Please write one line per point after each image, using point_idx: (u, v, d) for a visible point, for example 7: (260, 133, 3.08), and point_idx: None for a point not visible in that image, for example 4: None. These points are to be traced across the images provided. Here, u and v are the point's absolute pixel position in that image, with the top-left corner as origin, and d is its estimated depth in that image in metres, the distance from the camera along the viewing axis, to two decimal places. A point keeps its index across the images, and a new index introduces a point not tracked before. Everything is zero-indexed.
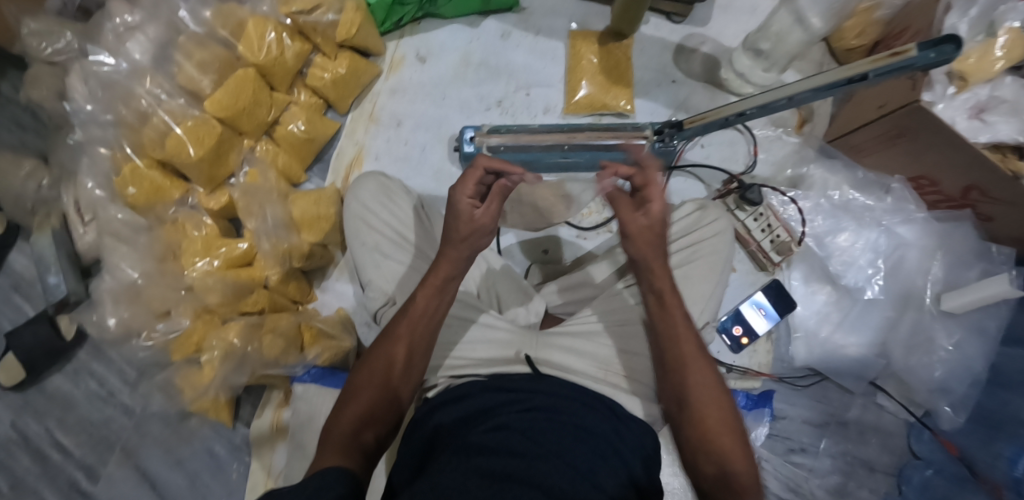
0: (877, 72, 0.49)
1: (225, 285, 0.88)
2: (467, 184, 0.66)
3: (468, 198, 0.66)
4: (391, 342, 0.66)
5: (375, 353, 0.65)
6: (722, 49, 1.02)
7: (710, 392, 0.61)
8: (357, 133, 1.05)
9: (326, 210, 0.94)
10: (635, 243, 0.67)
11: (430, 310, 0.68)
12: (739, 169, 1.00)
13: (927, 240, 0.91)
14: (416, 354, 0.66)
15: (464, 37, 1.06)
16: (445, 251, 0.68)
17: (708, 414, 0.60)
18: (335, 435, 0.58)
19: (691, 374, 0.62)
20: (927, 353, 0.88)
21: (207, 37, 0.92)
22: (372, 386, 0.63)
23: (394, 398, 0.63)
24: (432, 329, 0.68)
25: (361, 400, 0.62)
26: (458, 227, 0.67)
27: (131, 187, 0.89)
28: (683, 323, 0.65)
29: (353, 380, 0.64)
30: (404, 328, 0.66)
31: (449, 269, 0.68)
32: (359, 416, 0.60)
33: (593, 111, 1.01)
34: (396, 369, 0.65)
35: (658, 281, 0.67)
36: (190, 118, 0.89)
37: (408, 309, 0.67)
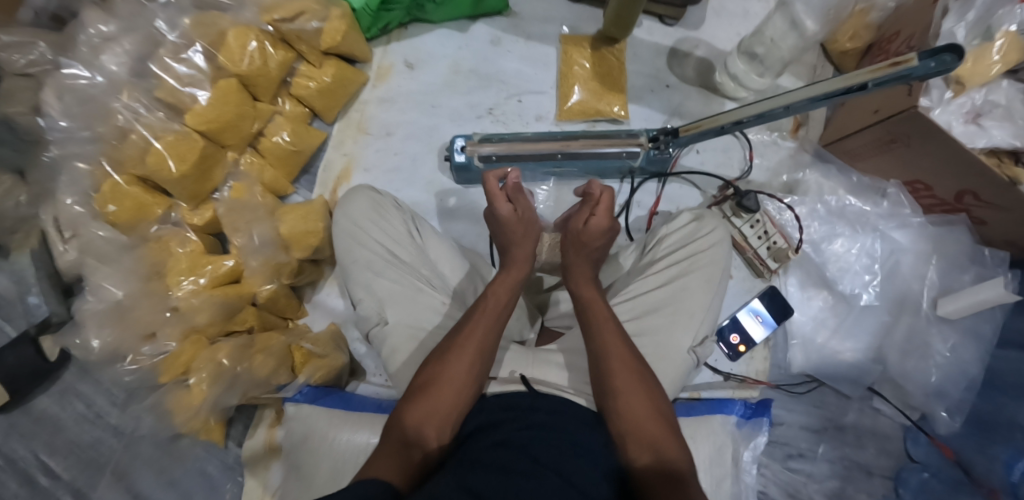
0: (874, 82, 0.50)
1: (213, 304, 0.86)
2: (496, 198, 0.79)
3: (508, 209, 0.78)
4: (467, 332, 0.70)
5: (445, 350, 0.69)
6: (716, 53, 1.01)
7: (640, 380, 0.67)
8: (346, 143, 1.01)
9: (315, 225, 0.92)
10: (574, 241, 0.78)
11: (501, 308, 0.74)
12: (734, 175, 0.98)
13: (921, 245, 0.90)
14: (485, 353, 0.69)
15: (453, 43, 1.04)
16: (513, 260, 0.78)
17: (635, 405, 0.65)
18: (397, 430, 0.63)
19: (617, 366, 0.68)
20: (922, 357, 0.87)
21: (186, 48, 0.88)
22: (451, 384, 0.66)
23: (458, 392, 0.66)
24: (500, 322, 0.72)
25: (438, 397, 0.65)
26: (512, 228, 0.78)
27: (112, 204, 0.87)
28: (609, 323, 0.72)
29: (427, 372, 0.67)
30: (477, 325, 0.71)
31: (516, 275, 0.78)
32: (423, 411, 0.64)
33: (587, 118, 0.99)
34: (461, 369, 0.67)
35: (582, 291, 0.76)
36: (170, 132, 0.86)
37: (483, 307, 0.73)
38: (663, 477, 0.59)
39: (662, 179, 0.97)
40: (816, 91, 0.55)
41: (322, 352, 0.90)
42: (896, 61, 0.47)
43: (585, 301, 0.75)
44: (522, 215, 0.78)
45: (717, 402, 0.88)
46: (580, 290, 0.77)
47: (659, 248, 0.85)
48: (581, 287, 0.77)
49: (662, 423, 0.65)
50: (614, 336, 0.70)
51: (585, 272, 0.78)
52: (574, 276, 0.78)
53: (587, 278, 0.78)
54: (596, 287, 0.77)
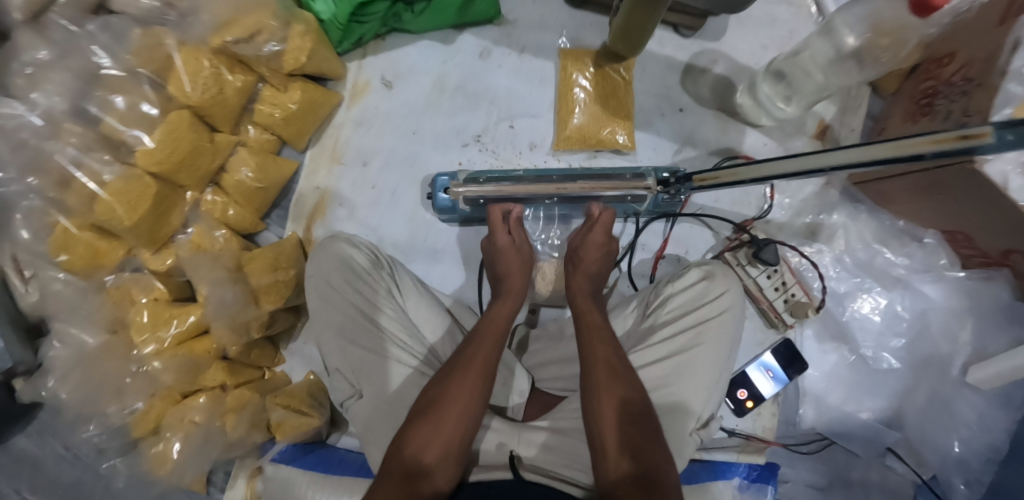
0: (934, 155, 0.39)
1: (177, 364, 0.81)
2: (497, 228, 0.80)
3: (508, 238, 0.79)
4: (469, 354, 0.67)
5: (448, 372, 0.65)
6: (736, 69, 0.88)
7: (633, 390, 0.64)
8: (319, 174, 0.92)
9: (285, 273, 0.84)
10: (576, 264, 0.79)
11: (503, 331, 0.71)
12: (752, 213, 0.88)
13: (954, 302, 0.81)
14: (490, 375, 0.65)
15: (437, 57, 0.91)
16: (509, 289, 0.76)
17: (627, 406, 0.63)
18: (402, 451, 0.60)
19: (603, 372, 0.65)
20: (946, 425, 0.80)
21: (131, 79, 0.78)
22: (455, 407, 0.62)
23: (464, 408, 0.62)
24: (501, 341, 0.70)
25: (444, 420, 0.61)
26: (511, 258, 0.78)
27: (64, 253, 0.80)
28: (600, 332, 0.70)
29: (428, 394, 0.64)
30: (480, 348, 0.67)
31: (512, 304, 0.75)
32: (426, 432, 0.60)
33: (587, 148, 0.87)
34: (465, 393, 0.63)
35: (578, 302, 0.74)
36: (116, 175, 0.76)
37: (485, 328, 0.70)
38: (639, 487, 0.56)
39: (670, 219, 0.87)
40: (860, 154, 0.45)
41: (298, 407, 0.84)
42: (968, 133, 0.37)
43: (578, 312, 0.73)
44: (519, 245, 0.79)
45: (718, 466, 0.80)
46: (577, 301, 0.74)
47: (663, 312, 0.77)
48: (576, 297, 0.74)
49: (647, 435, 0.61)
50: (599, 342, 0.68)
51: (582, 283, 0.76)
52: (573, 287, 0.76)
53: (584, 291, 0.75)
54: (595, 301, 0.74)
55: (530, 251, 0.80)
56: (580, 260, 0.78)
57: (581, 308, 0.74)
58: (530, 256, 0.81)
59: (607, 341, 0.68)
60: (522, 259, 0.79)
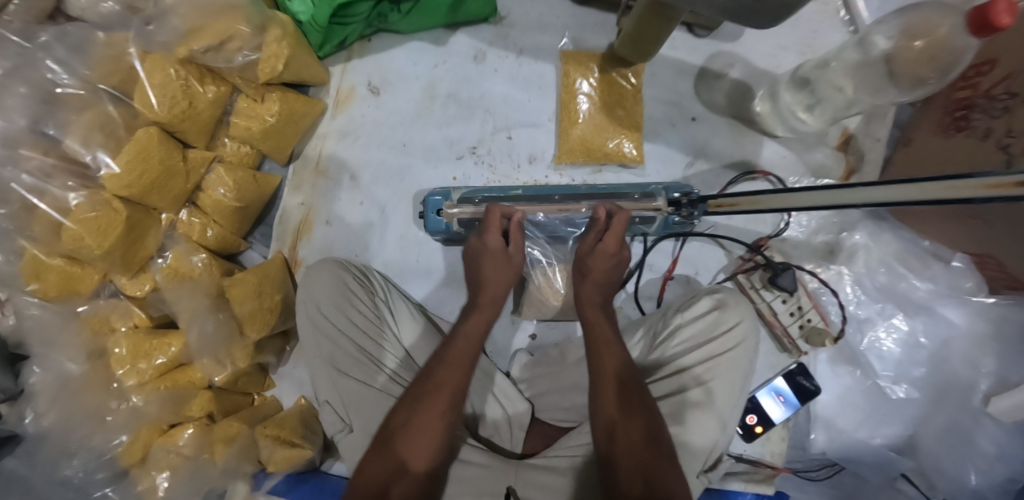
0: (984, 199, 0.34)
1: (160, 397, 0.78)
2: (492, 233, 0.69)
3: (500, 242, 0.69)
4: (438, 376, 0.62)
5: (414, 395, 0.61)
6: (755, 73, 0.81)
7: (643, 409, 0.59)
8: (303, 190, 0.86)
9: (270, 299, 0.80)
10: (584, 276, 0.70)
11: (478, 346, 0.66)
12: (767, 230, 0.82)
13: (979, 329, 0.77)
14: (459, 400, 0.62)
15: (426, 60, 0.84)
16: (485, 299, 0.69)
17: (632, 429, 0.58)
18: (363, 480, 0.57)
19: (612, 390, 0.60)
20: (964, 456, 0.77)
21: (93, 94, 0.71)
22: (423, 435, 0.59)
23: (428, 436, 0.59)
24: (472, 363, 0.64)
25: (406, 444, 0.58)
26: (493, 262, 0.69)
27: (34, 282, 0.75)
28: (609, 343, 0.65)
29: (393, 417, 0.61)
30: (449, 370, 0.63)
31: (484, 320, 0.68)
32: (390, 462, 0.57)
33: (592, 161, 0.80)
34: (432, 418, 0.60)
35: (587, 313, 0.68)
36: (83, 200, 0.70)
37: (454, 347, 0.65)
38: None
39: (680, 238, 0.82)
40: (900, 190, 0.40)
41: (289, 438, 0.80)
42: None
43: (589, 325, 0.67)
44: (512, 255, 0.70)
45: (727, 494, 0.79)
46: (586, 312, 0.68)
47: (671, 344, 0.72)
48: (586, 310, 0.68)
49: (653, 452, 0.57)
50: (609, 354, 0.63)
51: (593, 293, 0.69)
52: (582, 297, 0.69)
53: (595, 302, 0.68)
54: (607, 312, 0.68)
55: (520, 259, 0.71)
56: (588, 270, 0.69)
57: (587, 318, 0.67)
58: (521, 263, 0.71)
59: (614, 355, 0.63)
60: (513, 265, 0.69)
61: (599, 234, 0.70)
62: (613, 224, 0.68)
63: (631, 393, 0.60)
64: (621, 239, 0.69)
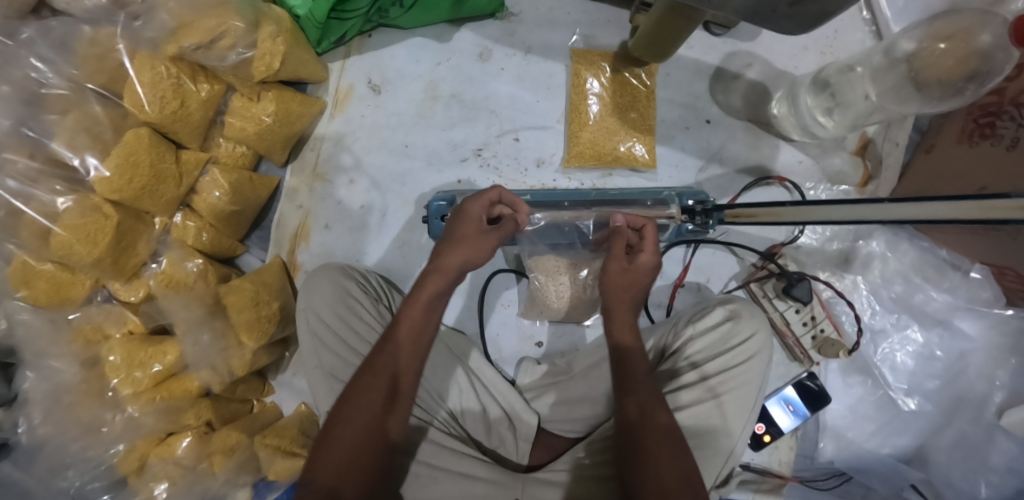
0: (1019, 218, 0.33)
1: (155, 408, 0.75)
2: (480, 202, 0.67)
3: (481, 212, 0.67)
4: (379, 365, 0.60)
5: (352, 388, 0.59)
6: (773, 75, 0.78)
7: (675, 455, 0.54)
8: (301, 193, 0.83)
9: (268, 306, 0.77)
10: (611, 290, 0.64)
11: (422, 328, 0.63)
12: (781, 237, 0.80)
13: (995, 341, 0.75)
14: (400, 387, 0.60)
15: (428, 58, 0.80)
16: (439, 265, 0.64)
17: (665, 472, 0.53)
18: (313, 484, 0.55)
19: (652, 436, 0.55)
20: (974, 468, 0.76)
21: (79, 94, 0.68)
22: (365, 423, 0.58)
23: (368, 426, 0.58)
24: (417, 344, 0.62)
25: (345, 440, 0.57)
26: (463, 232, 0.65)
27: (26, 288, 0.73)
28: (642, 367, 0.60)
29: (333, 411, 0.59)
30: (388, 357, 0.60)
31: (439, 284, 0.64)
32: (338, 460, 0.56)
33: (603, 165, 0.77)
34: (370, 407, 0.58)
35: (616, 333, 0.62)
36: (71, 205, 0.67)
37: (396, 332, 0.62)
38: None
39: (691, 245, 0.79)
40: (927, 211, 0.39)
41: (290, 448, 0.79)
42: None
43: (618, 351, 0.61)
44: (488, 231, 0.66)
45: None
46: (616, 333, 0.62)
47: (683, 355, 0.70)
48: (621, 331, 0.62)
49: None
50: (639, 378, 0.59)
51: (627, 318, 0.63)
52: (614, 315, 0.63)
53: (628, 323, 0.63)
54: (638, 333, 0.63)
55: (501, 239, 0.67)
56: (617, 285, 0.63)
57: (621, 343, 0.62)
58: (495, 244, 0.66)
59: (651, 390, 0.58)
60: (487, 238, 0.66)
61: (623, 245, 0.66)
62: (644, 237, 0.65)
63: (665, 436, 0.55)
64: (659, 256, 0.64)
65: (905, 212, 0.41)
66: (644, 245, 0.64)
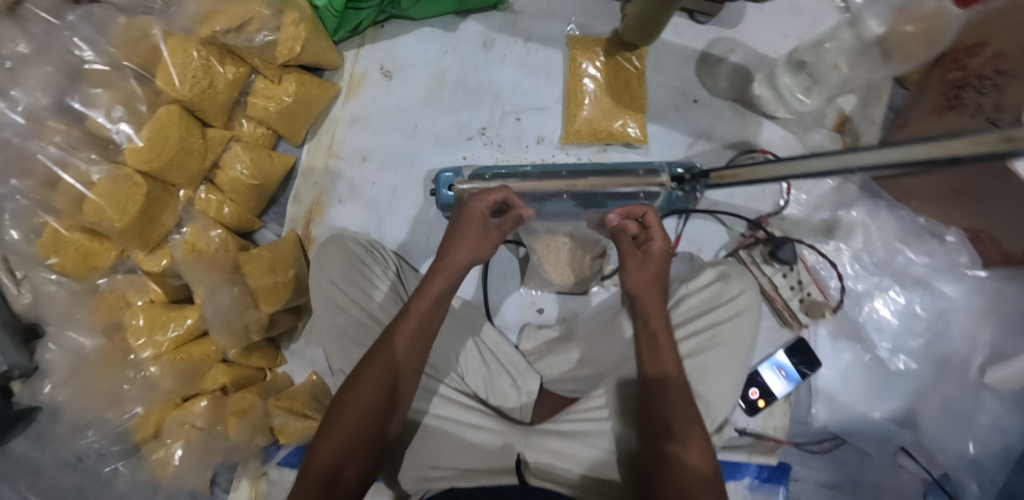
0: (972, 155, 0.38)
1: (174, 371, 0.79)
2: (485, 198, 0.71)
3: (484, 209, 0.71)
4: (384, 355, 0.63)
5: (355, 376, 0.63)
6: (756, 59, 0.84)
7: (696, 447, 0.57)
8: (315, 171, 0.88)
9: (285, 273, 0.82)
10: (645, 286, 0.67)
11: (428, 321, 0.66)
12: (767, 209, 0.85)
13: (975, 303, 0.79)
14: (404, 376, 0.64)
15: (436, 46, 0.87)
16: (446, 263, 0.68)
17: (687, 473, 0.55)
18: (315, 466, 0.59)
19: (678, 435, 0.58)
20: (961, 428, 0.79)
21: (115, 73, 0.74)
22: (362, 413, 0.61)
23: (366, 415, 0.61)
24: (421, 337, 0.65)
25: (346, 427, 0.61)
26: (471, 230, 0.69)
27: (55, 256, 0.77)
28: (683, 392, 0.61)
29: (335, 398, 0.63)
30: (395, 347, 0.64)
31: (445, 281, 0.67)
32: (338, 446, 0.60)
33: (598, 141, 0.83)
34: (368, 397, 0.61)
35: (661, 347, 0.63)
36: (104, 175, 0.73)
37: (401, 324, 0.65)
38: None
39: (682, 216, 0.84)
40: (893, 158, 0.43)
41: (302, 411, 0.83)
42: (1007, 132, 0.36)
43: (652, 362, 0.63)
44: (488, 231, 0.70)
45: (729, 466, 0.81)
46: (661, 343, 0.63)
47: (677, 312, 0.74)
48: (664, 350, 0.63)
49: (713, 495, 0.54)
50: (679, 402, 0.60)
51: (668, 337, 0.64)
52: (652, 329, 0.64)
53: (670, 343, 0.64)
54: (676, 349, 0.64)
55: (506, 234, 0.71)
56: (632, 271, 0.68)
57: (660, 340, 0.63)
58: (496, 240, 0.70)
59: (687, 413, 0.59)
60: (493, 236, 0.70)
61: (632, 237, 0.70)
62: (648, 225, 0.69)
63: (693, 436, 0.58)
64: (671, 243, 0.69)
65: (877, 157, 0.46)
66: (652, 233, 0.69)
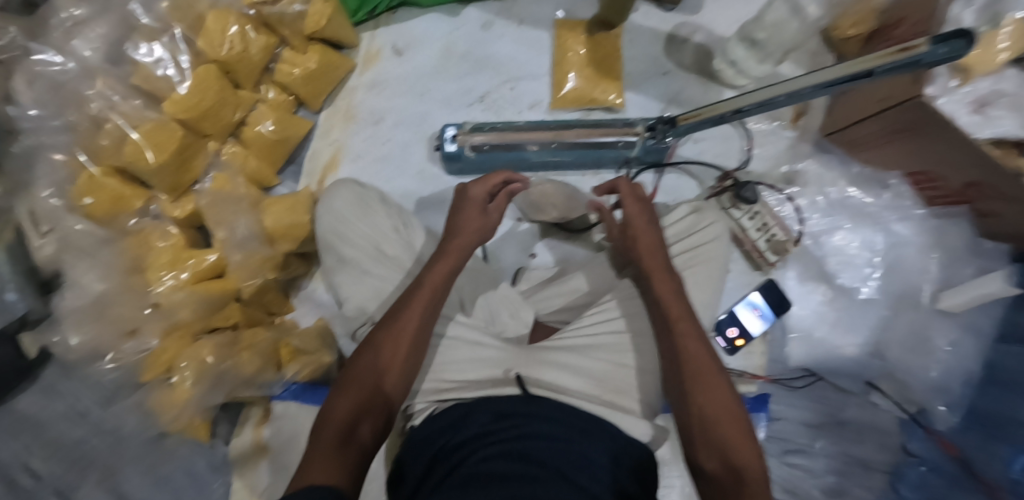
0: (881, 69, 0.43)
1: (195, 300, 0.82)
2: (485, 184, 0.74)
3: (485, 195, 0.74)
4: (400, 322, 0.64)
5: (375, 339, 0.64)
6: (715, 39, 0.98)
7: (713, 391, 0.58)
8: (334, 131, 1.00)
9: (301, 217, 0.89)
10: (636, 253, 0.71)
11: (440, 293, 0.67)
12: (733, 165, 0.98)
13: (923, 238, 0.89)
14: (419, 345, 0.64)
15: (443, 27, 1.01)
16: (449, 248, 0.71)
17: (723, 425, 0.56)
18: (332, 423, 0.57)
19: (700, 387, 0.59)
20: (923, 354, 0.86)
21: (161, 32, 0.84)
22: (392, 373, 0.62)
23: (379, 378, 0.61)
24: (434, 307, 0.66)
25: (358, 389, 0.60)
26: (471, 219, 0.73)
27: (88, 197, 0.82)
28: (717, 383, 0.59)
29: (350, 365, 0.63)
30: (410, 315, 0.65)
31: (452, 262, 0.70)
32: (355, 406, 0.58)
33: (581, 106, 0.96)
34: (387, 359, 0.62)
35: (683, 344, 0.62)
36: (148, 121, 0.81)
37: (417, 293, 0.66)
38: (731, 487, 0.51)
39: (658, 171, 0.96)
40: (819, 79, 0.49)
41: (311, 350, 0.89)
42: (905, 46, 0.41)
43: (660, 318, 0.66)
44: (487, 208, 0.74)
45: None
46: (680, 342, 0.62)
47: None
48: (687, 342, 0.62)
49: (746, 438, 0.55)
50: (710, 396, 0.58)
51: (693, 330, 0.63)
52: (678, 328, 0.63)
53: (695, 336, 0.63)
54: (705, 342, 0.63)
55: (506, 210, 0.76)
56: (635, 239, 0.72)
57: (670, 313, 0.65)
58: (496, 222, 0.75)
59: (705, 371, 0.60)
60: (491, 212, 0.75)
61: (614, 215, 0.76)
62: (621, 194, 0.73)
63: (718, 390, 0.59)
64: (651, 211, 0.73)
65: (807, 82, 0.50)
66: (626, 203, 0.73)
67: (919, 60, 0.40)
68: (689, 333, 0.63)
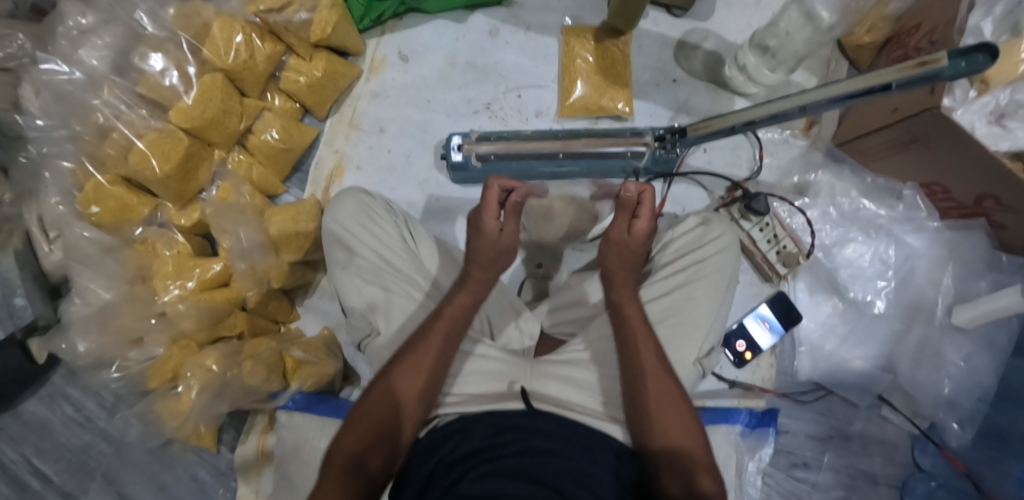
0: (899, 83, 0.42)
1: (200, 310, 0.82)
2: (489, 208, 0.69)
3: (496, 223, 0.70)
4: (418, 354, 0.65)
5: (391, 368, 0.64)
6: (725, 45, 0.97)
7: (673, 414, 0.64)
8: (338, 140, 0.99)
9: (304, 226, 0.87)
10: (610, 268, 0.73)
11: (461, 329, 0.68)
12: (744, 174, 0.96)
13: (935, 250, 0.87)
14: (438, 376, 0.65)
15: (448, 34, 1.00)
16: (468, 276, 0.70)
17: (680, 443, 0.62)
18: (341, 451, 0.59)
19: (662, 411, 0.64)
20: (935, 368, 0.84)
21: (168, 40, 0.83)
22: (402, 396, 0.62)
23: (389, 411, 0.61)
24: (454, 339, 0.67)
25: (369, 419, 0.61)
26: (484, 249, 0.70)
27: (95, 205, 0.82)
28: (677, 406, 0.64)
29: (365, 392, 0.64)
30: (429, 347, 0.65)
31: (473, 293, 0.70)
32: (365, 438, 0.59)
33: (589, 114, 0.95)
34: (399, 389, 0.63)
35: (642, 365, 0.66)
36: (153, 130, 0.81)
37: (434, 325, 0.67)
38: None
39: (668, 180, 0.95)
40: (830, 93, 0.47)
41: (316, 356, 0.89)
42: (923, 59, 0.40)
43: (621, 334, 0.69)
44: (501, 238, 0.70)
45: (722, 411, 0.79)
46: (643, 363, 0.66)
47: (664, 254, 0.82)
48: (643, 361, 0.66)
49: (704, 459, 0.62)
50: (672, 421, 0.63)
51: (651, 348, 0.67)
52: (637, 349, 0.67)
53: (655, 355, 0.67)
54: (667, 366, 0.67)
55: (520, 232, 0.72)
56: (626, 250, 0.71)
57: (630, 335, 0.68)
58: (510, 242, 0.71)
59: (665, 395, 0.65)
60: (508, 231, 0.72)
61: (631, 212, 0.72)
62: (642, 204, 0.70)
63: (678, 412, 0.64)
64: (655, 223, 0.71)
65: (825, 93, 0.49)
66: (641, 212, 0.71)
67: (937, 75, 0.39)
68: (650, 354, 0.67)
